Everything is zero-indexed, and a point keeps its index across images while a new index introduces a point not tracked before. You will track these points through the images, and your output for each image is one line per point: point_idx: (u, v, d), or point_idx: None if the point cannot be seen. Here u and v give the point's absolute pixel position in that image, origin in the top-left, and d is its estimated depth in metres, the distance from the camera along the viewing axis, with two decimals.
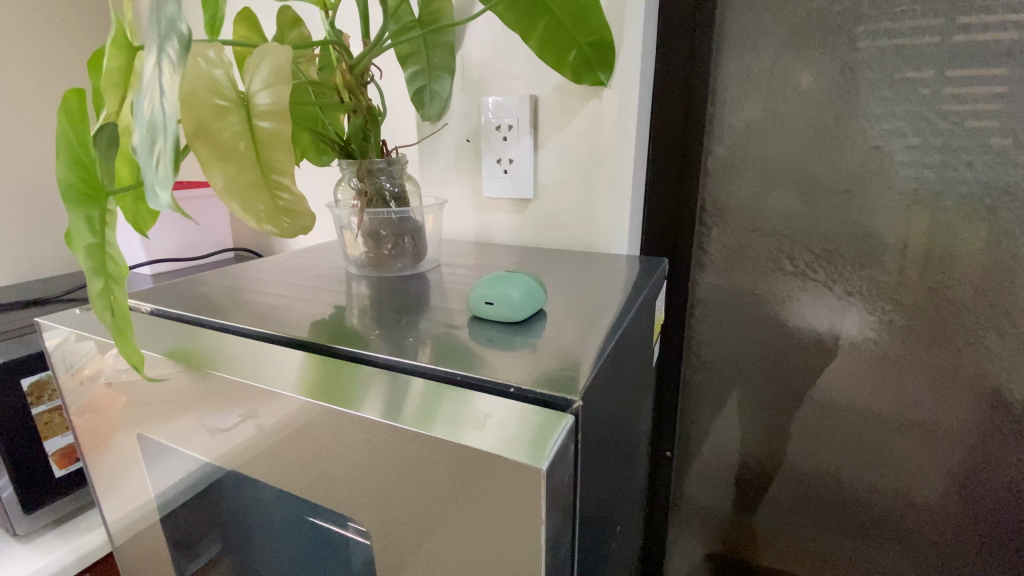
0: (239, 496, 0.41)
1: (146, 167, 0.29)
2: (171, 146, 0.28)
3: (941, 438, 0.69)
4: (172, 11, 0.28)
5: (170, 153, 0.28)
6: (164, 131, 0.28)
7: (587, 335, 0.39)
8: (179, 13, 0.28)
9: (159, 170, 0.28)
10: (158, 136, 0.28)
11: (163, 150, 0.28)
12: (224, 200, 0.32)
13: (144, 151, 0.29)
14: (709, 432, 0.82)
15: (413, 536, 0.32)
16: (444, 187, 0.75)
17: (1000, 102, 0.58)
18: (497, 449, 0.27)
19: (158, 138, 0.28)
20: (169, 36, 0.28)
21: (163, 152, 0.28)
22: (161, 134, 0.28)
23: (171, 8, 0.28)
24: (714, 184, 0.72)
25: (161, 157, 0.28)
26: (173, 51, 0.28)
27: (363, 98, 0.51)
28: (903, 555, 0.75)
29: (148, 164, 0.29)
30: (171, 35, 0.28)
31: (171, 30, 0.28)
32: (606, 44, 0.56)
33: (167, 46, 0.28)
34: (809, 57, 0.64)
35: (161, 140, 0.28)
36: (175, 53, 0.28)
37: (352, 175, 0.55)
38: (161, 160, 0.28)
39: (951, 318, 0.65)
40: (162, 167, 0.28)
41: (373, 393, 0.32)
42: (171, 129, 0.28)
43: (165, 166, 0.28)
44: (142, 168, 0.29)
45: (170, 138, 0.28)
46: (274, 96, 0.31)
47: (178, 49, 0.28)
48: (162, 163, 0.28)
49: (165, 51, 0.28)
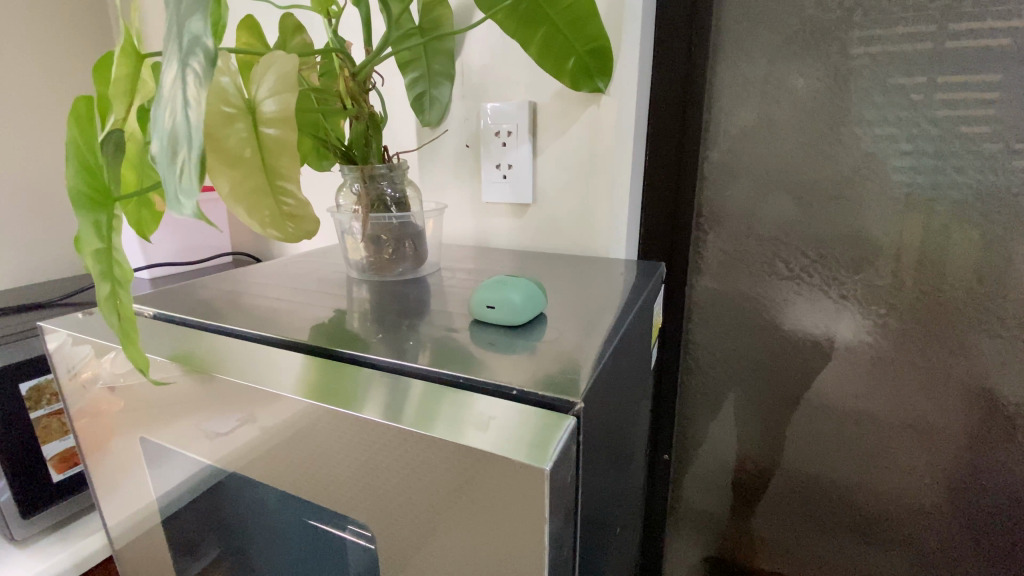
0: (240, 499, 0.41)
1: (168, 178, 0.27)
2: (195, 158, 0.26)
3: (935, 440, 0.70)
4: (197, 25, 0.25)
5: (194, 165, 0.26)
6: (187, 141, 0.26)
7: (587, 338, 0.40)
8: (205, 28, 0.25)
9: (183, 181, 0.26)
10: (181, 148, 0.26)
11: (187, 162, 0.26)
12: (229, 206, 0.33)
13: (165, 159, 0.27)
14: (704, 435, 0.82)
15: (415, 537, 0.32)
16: (443, 192, 0.75)
17: (990, 108, 0.59)
18: (498, 449, 0.27)
19: (180, 149, 0.26)
20: (193, 51, 0.26)
21: (187, 163, 0.26)
22: (184, 145, 0.26)
23: (197, 22, 0.25)
24: (709, 190, 0.73)
25: (184, 169, 0.26)
26: (197, 66, 0.26)
27: (365, 105, 0.51)
28: (898, 556, 0.76)
29: (170, 174, 0.27)
30: (195, 49, 0.25)
31: (196, 43, 0.25)
32: (605, 52, 0.57)
33: (190, 61, 0.26)
34: (803, 64, 0.65)
35: (184, 151, 0.26)
36: (201, 68, 0.25)
37: (353, 180, 0.55)
38: (184, 172, 0.26)
39: (944, 322, 0.66)
40: (186, 179, 0.26)
41: (375, 395, 0.33)
42: (195, 140, 0.26)
43: (188, 176, 0.26)
44: (165, 178, 0.27)
45: (194, 150, 0.26)
46: (280, 103, 0.32)
47: (204, 63, 0.26)
48: (187, 175, 0.26)
49: (188, 66, 0.26)
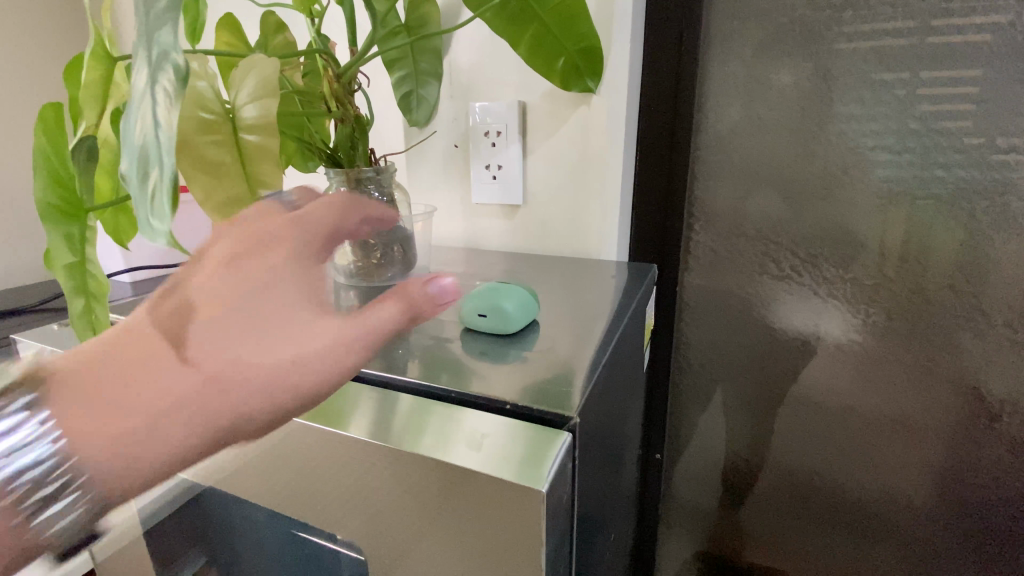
0: (226, 513, 0.40)
1: (139, 202, 0.25)
2: (167, 180, 0.23)
3: (922, 435, 0.71)
4: (167, 38, 0.24)
5: (167, 187, 0.23)
6: (158, 162, 0.23)
7: (580, 346, 0.39)
8: (176, 41, 0.24)
9: (155, 204, 0.24)
10: (152, 168, 0.24)
11: (159, 184, 0.23)
12: (209, 215, 0.31)
13: (136, 183, 0.25)
14: (694, 434, 0.83)
15: (406, 556, 0.31)
16: (431, 193, 0.74)
17: (974, 106, 0.59)
18: (492, 470, 0.26)
19: (151, 169, 0.24)
20: (163, 66, 0.24)
21: (158, 185, 0.23)
22: (155, 165, 0.24)
23: (167, 35, 0.23)
24: (699, 187, 0.72)
25: (156, 191, 0.24)
26: (168, 83, 0.24)
27: (351, 107, 0.50)
28: (886, 551, 0.77)
29: (140, 198, 0.24)
30: (166, 64, 0.24)
31: (166, 57, 0.24)
32: (595, 51, 0.56)
33: (160, 77, 0.24)
34: (791, 61, 0.65)
35: (156, 171, 0.24)
36: (172, 85, 0.23)
37: (339, 184, 0.52)
38: (157, 193, 0.24)
39: (930, 321, 0.67)
40: (159, 202, 0.24)
41: (362, 413, 0.32)
42: (167, 160, 0.23)
43: (161, 199, 0.23)
44: (137, 203, 0.25)
45: (166, 171, 0.23)
46: (260, 109, 0.31)
47: (176, 81, 0.24)
48: (159, 198, 0.23)
49: (158, 81, 0.24)
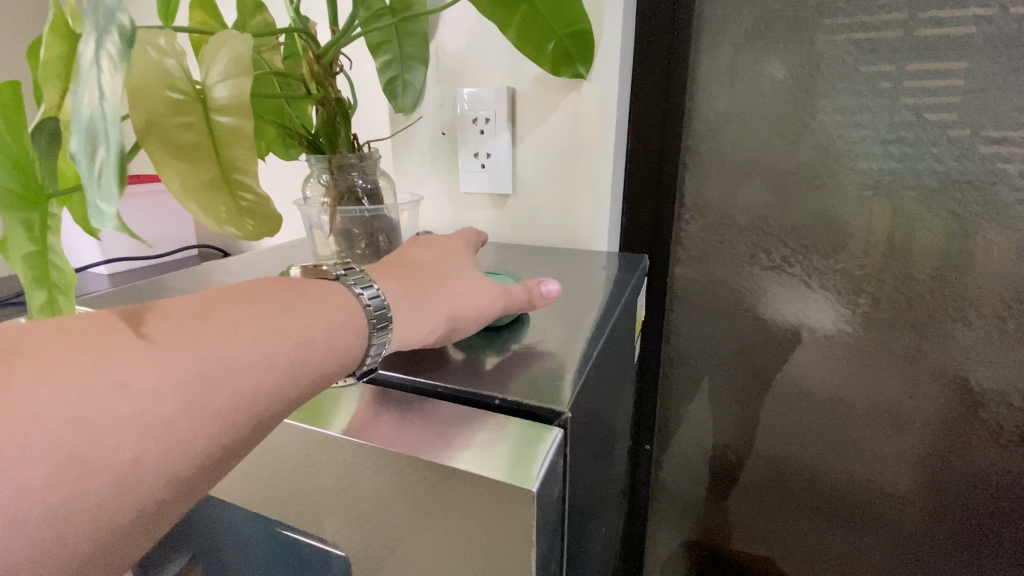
0: (206, 510, 0.39)
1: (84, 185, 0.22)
2: (114, 153, 0.20)
3: (908, 425, 0.71)
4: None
5: (114, 161, 0.20)
6: (103, 133, 0.21)
7: (570, 338, 0.38)
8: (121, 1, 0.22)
9: (98, 183, 0.21)
10: (96, 142, 0.21)
11: (104, 159, 0.21)
12: (181, 204, 0.28)
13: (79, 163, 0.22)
14: (683, 424, 0.83)
15: (391, 556, 0.30)
16: (418, 182, 0.73)
17: (965, 96, 0.59)
18: (478, 469, 0.26)
19: (95, 144, 0.21)
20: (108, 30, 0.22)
21: (103, 160, 0.21)
22: (100, 138, 0.21)
23: None
24: (689, 177, 0.72)
25: (100, 166, 0.21)
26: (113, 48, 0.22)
27: (331, 90, 0.47)
28: (871, 539, 0.77)
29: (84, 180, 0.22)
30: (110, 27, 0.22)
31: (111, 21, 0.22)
32: (585, 35, 0.54)
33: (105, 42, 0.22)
34: (783, 49, 0.64)
35: (101, 145, 0.21)
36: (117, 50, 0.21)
37: (322, 170, 0.52)
38: (102, 171, 0.21)
39: (917, 312, 0.67)
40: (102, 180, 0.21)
41: (347, 410, 0.31)
42: (113, 130, 0.21)
43: (104, 175, 0.21)
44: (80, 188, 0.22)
45: (113, 144, 0.21)
46: (234, 89, 0.30)
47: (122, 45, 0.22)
48: (104, 174, 0.21)
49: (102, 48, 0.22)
